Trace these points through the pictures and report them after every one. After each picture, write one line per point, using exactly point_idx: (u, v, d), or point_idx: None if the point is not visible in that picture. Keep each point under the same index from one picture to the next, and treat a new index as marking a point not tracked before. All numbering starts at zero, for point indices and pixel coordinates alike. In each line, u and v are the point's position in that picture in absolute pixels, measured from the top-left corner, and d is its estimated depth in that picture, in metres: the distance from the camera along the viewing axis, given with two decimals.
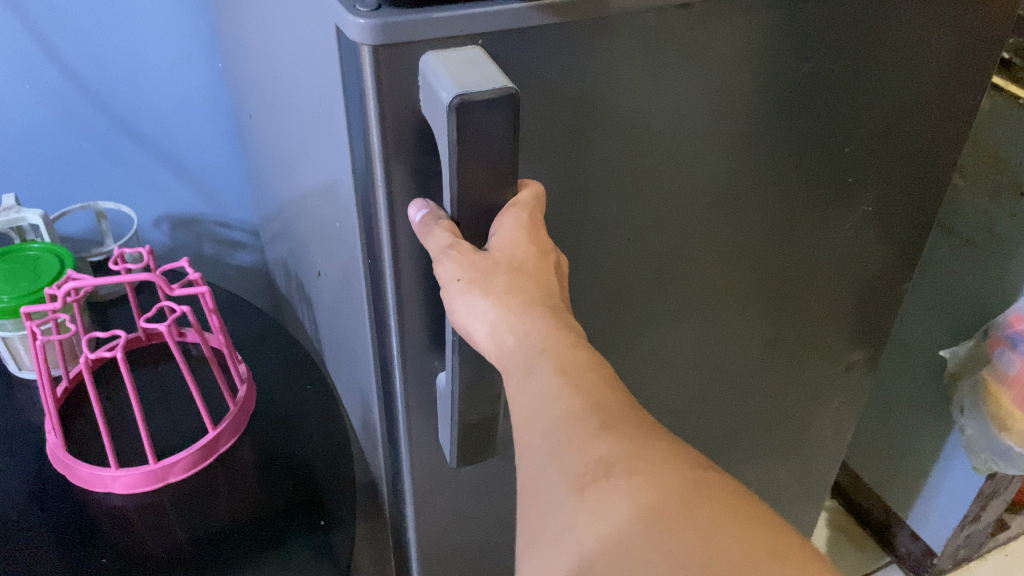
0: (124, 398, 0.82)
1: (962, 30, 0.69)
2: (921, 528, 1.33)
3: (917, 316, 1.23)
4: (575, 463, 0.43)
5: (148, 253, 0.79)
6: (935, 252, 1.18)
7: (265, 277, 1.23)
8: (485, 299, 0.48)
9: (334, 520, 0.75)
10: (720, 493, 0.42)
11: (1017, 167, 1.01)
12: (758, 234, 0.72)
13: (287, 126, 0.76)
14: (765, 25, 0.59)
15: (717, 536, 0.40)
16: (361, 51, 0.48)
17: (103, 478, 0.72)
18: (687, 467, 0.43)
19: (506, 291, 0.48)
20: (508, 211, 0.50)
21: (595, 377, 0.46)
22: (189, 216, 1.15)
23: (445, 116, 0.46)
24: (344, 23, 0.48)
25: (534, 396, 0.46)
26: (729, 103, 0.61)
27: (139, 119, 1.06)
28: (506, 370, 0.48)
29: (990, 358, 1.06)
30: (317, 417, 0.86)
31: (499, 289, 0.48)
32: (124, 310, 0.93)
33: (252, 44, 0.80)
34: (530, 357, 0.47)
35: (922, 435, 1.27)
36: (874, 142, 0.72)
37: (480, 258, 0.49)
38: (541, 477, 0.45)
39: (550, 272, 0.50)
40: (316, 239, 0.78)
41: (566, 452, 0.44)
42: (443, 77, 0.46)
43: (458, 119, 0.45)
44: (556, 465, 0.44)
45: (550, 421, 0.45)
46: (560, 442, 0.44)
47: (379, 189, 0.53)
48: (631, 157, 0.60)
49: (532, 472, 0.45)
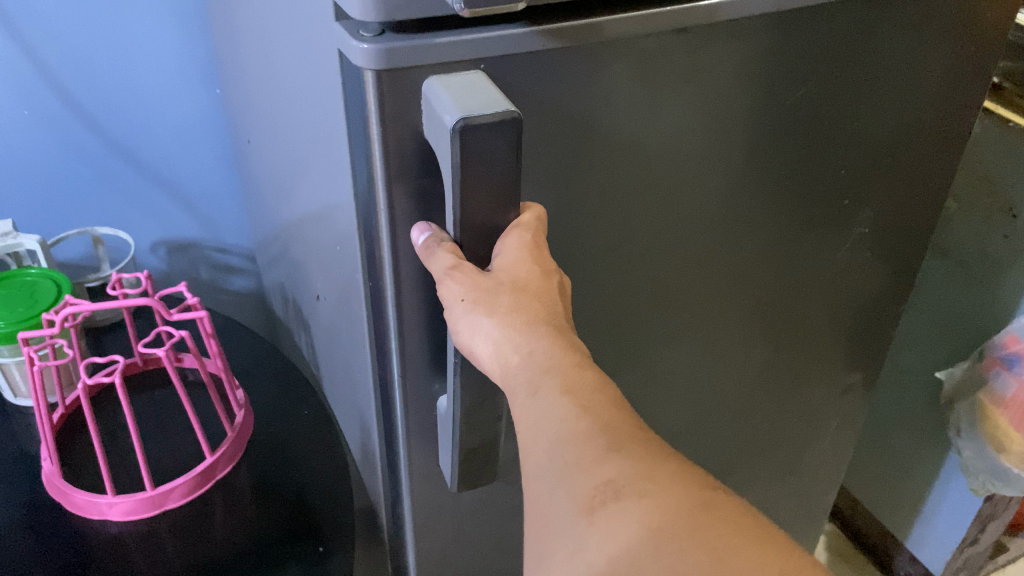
0: (121, 425, 0.81)
1: (959, 51, 0.68)
2: (920, 550, 1.31)
3: (911, 340, 1.22)
4: (584, 485, 0.42)
5: (145, 278, 0.78)
6: (928, 275, 1.17)
7: (261, 301, 1.23)
8: (489, 318, 0.47)
9: (332, 547, 0.74)
10: (729, 514, 0.41)
11: (1009, 189, 1.01)
12: (755, 256, 0.71)
13: (283, 150, 0.75)
14: (763, 47, 0.58)
15: (729, 557, 0.39)
16: (365, 76, 0.47)
17: (98, 505, 0.71)
18: (697, 488, 0.42)
19: (511, 310, 0.47)
20: (512, 232, 0.49)
21: (601, 399, 0.45)
22: (186, 241, 1.15)
23: (449, 140, 0.45)
24: (347, 48, 0.47)
25: (539, 415, 0.45)
26: (730, 125, 0.61)
27: (137, 144, 1.05)
28: (509, 389, 0.47)
29: (986, 380, 1.04)
30: (316, 442, 0.85)
31: (504, 309, 0.47)
32: (120, 336, 0.92)
33: (249, 70, 0.80)
34: (535, 377, 0.46)
35: (919, 457, 1.25)
36: (871, 164, 0.71)
37: (486, 277, 0.48)
38: (547, 498, 0.43)
39: (553, 292, 0.49)
40: (312, 261, 0.77)
41: (575, 473, 0.43)
42: (446, 101, 0.45)
43: (461, 144, 0.44)
44: (565, 485, 0.43)
45: (557, 443, 0.44)
46: (567, 465, 0.43)
47: (381, 214, 0.52)
48: (630, 180, 0.59)
49: (536, 492, 0.44)
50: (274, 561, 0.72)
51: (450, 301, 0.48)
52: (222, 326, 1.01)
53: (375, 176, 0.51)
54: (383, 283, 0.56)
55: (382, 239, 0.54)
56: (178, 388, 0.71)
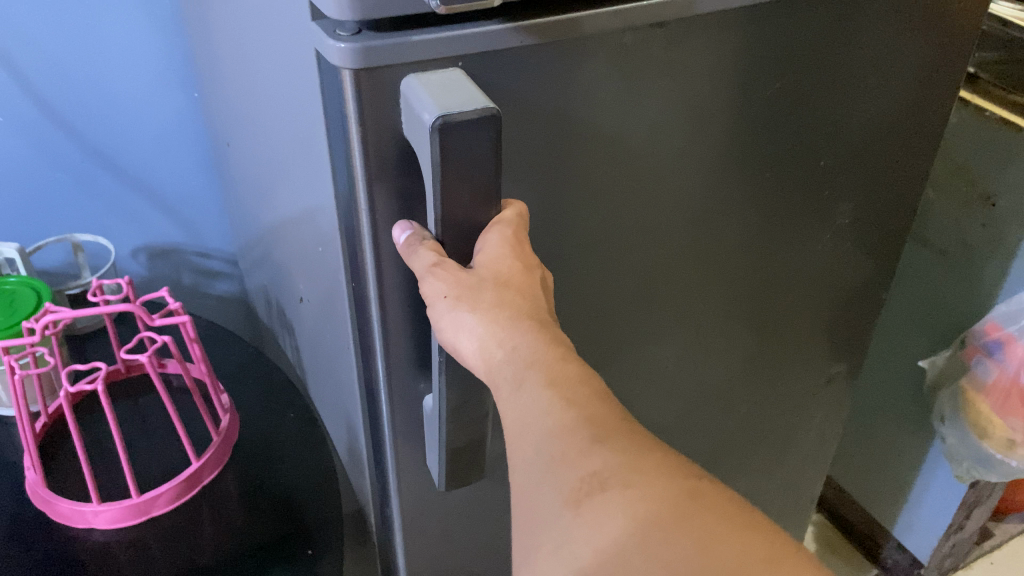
0: (105, 432, 0.81)
1: (934, 40, 0.69)
2: (906, 537, 1.32)
3: (893, 329, 1.23)
4: (570, 478, 0.42)
5: (126, 283, 0.78)
6: (908, 265, 1.18)
7: (245, 304, 1.22)
8: (473, 314, 0.47)
9: (321, 550, 0.74)
10: (715, 501, 0.41)
11: (986, 177, 1.02)
12: (737, 248, 0.71)
13: (263, 152, 0.75)
14: (740, 39, 0.58)
15: (714, 546, 0.39)
16: (342, 75, 0.47)
17: (84, 513, 0.71)
18: (682, 477, 0.42)
19: (494, 306, 0.47)
20: (493, 228, 0.49)
21: (585, 389, 0.45)
22: (168, 247, 1.14)
23: (428, 137, 0.45)
24: (324, 48, 0.47)
25: (523, 409, 0.45)
26: (709, 119, 0.61)
27: (115, 150, 1.05)
28: (494, 385, 0.47)
29: (967, 367, 1.06)
30: (302, 445, 0.85)
31: (487, 304, 0.47)
32: (102, 343, 0.92)
33: (227, 72, 0.80)
34: (520, 371, 0.46)
35: (904, 446, 1.26)
36: (849, 155, 0.71)
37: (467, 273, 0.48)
38: (533, 490, 0.43)
39: (535, 286, 0.49)
40: (294, 263, 0.77)
41: (560, 466, 0.43)
42: (425, 98, 0.45)
43: (441, 141, 0.44)
44: (550, 479, 0.43)
45: (541, 436, 0.44)
46: (552, 458, 0.43)
47: (362, 212, 0.52)
48: (612, 176, 0.59)
49: (522, 484, 0.44)
50: (264, 566, 0.72)
51: (434, 299, 0.48)
52: (204, 330, 1.00)
53: (355, 176, 0.51)
54: (364, 279, 0.56)
55: (362, 238, 0.53)
56: (162, 394, 0.70)
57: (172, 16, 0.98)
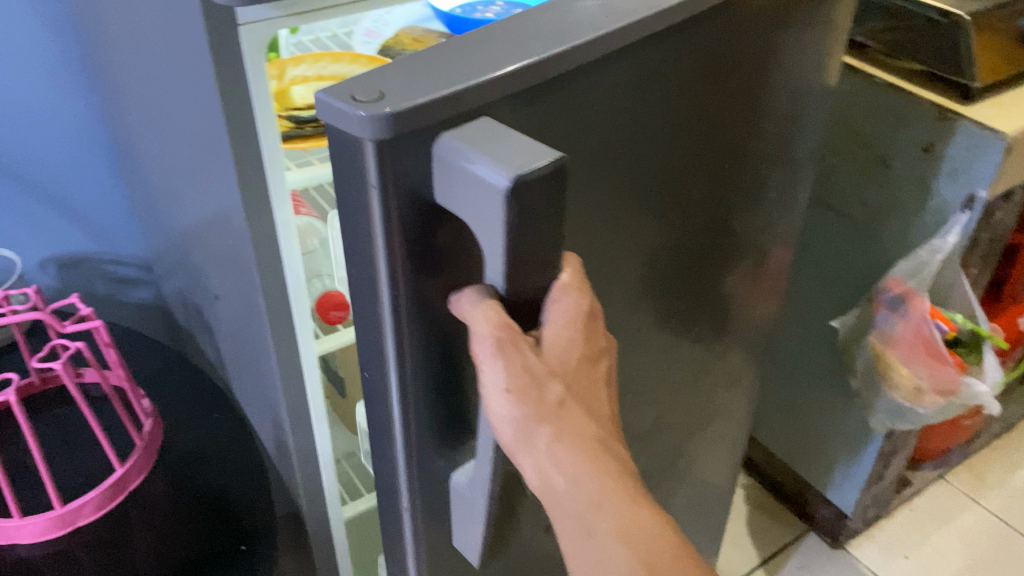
0: (23, 447, 0.79)
1: (841, 47, 0.70)
2: (831, 492, 1.38)
3: (805, 293, 1.28)
4: None
5: (35, 293, 0.76)
6: (816, 230, 1.22)
7: (164, 310, 1.20)
8: (550, 447, 0.44)
9: (258, 551, 0.76)
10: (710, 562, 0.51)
11: (882, 141, 1.06)
12: (701, 282, 0.69)
13: (169, 152, 0.74)
14: (702, 78, 0.55)
15: None
16: (363, 146, 0.38)
17: (6, 529, 0.69)
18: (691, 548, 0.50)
19: (564, 431, 0.44)
20: (554, 310, 0.43)
21: (638, 500, 0.47)
22: (77, 256, 1.11)
23: (490, 208, 0.38)
24: (341, 116, 0.38)
25: (594, 549, 0.46)
26: (682, 161, 0.57)
27: (15, 159, 1.02)
28: (551, 503, 0.46)
29: (874, 322, 1.10)
30: (229, 447, 0.84)
31: (561, 428, 0.44)
32: (14, 357, 0.89)
33: (127, 73, 0.78)
34: (589, 501, 0.45)
35: (824, 404, 1.31)
36: (786, 168, 0.72)
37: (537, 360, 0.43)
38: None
39: (589, 375, 0.46)
40: (209, 262, 0.76)
41: None
42: (488, 161, 0.37)
43: (514, 211, 0.37)
44: None
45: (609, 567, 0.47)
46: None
47: (382, 303, 0.44)
48: (591, 237, 0.54)
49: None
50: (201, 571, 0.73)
51: (498, 414, 0.44)
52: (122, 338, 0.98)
53: (351, 234, 0.44)
54: (376, 363, 0.48)
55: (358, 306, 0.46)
56: (80, 402, 0.70)
57: (67, 20, 0.95)
